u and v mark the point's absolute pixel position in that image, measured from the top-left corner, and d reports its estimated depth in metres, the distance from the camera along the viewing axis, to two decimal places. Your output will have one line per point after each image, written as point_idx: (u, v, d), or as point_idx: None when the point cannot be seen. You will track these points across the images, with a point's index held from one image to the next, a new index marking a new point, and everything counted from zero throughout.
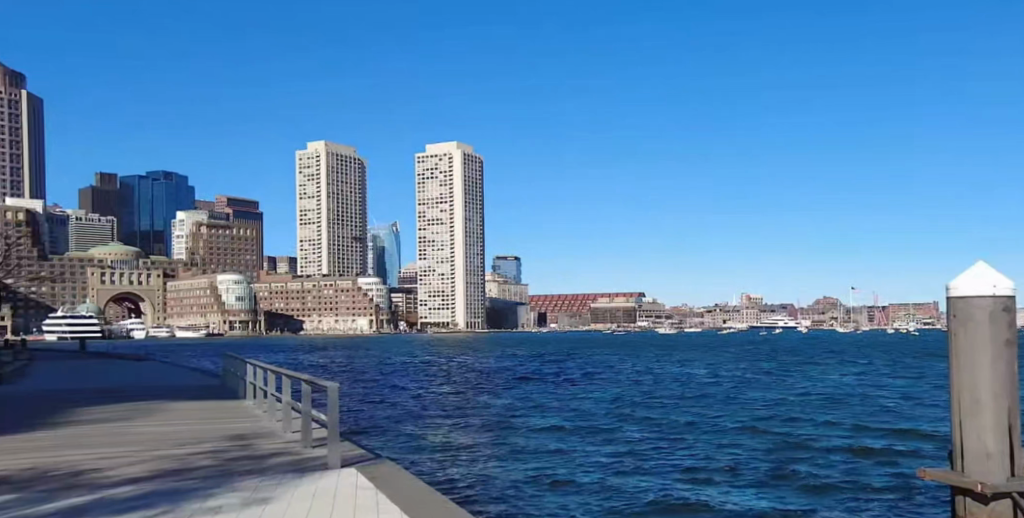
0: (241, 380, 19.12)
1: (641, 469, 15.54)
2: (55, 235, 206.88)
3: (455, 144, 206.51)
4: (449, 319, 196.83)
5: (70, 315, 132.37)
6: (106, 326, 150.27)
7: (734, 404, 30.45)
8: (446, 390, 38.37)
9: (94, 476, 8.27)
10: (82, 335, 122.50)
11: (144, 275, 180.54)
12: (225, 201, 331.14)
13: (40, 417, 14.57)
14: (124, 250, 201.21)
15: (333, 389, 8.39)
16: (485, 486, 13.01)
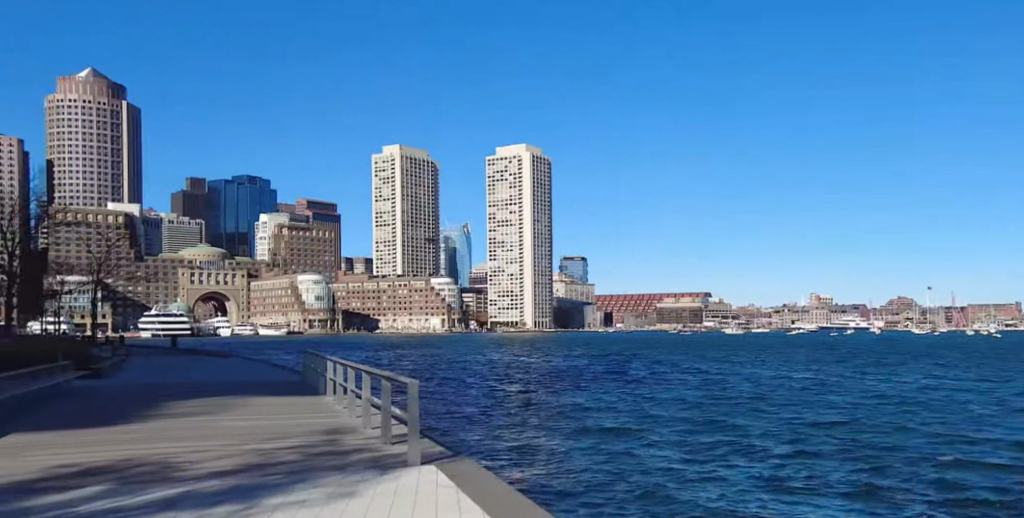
0: (320, 377, 19.72)
1: (722, 475, 15.19)
2: (151, 237, 216.11)
3: (524, 146, 207.63)
4: (518, 319, 198.34)
5: (163, 314, 137.79)
6: (195, 325, 156.43)
7: (815, 408, 29.78)
8: (516, 390, 38.67)
9: (185, 464, 8.44)
10: (171, 332, 127.19)
11: (229, 275, 186.65)
12: (304, 204, 339.69)
13: (133, 411, 15.36)
14: (212, 251, 205.89)
15: (413, 386, 8.39)
16: (561, 489, 12.93)
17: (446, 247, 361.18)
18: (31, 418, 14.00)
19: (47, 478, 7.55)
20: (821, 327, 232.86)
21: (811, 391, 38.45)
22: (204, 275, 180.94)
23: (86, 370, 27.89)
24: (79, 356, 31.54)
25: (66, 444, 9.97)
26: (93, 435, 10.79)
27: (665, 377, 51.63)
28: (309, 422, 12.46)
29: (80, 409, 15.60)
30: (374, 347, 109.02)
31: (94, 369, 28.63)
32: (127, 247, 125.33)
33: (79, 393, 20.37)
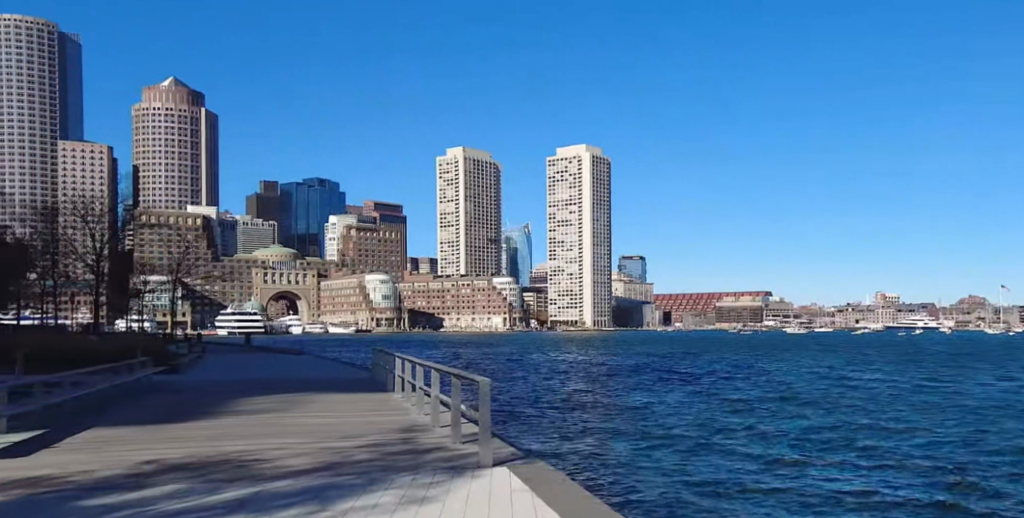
0: (389, 374, 19.99)
1: (810, 486, 14.32)
2: (226, 239, 222.40)
3: (584, 146, 207.38)
4: (578, 318, 198.35)
5: (238, 312, 141.55)
6: (269, 323, 160.84)
7: (898, 414, 28.65)
8: (580, 390, 38.66)
9: (256, 464, 7.92)
10: (246, 330, 130.63)
11: (300, 275, 190.15)
12: (371, 206, 345.43)
13: (208, 407, 15.83)
14: (284, 253, 208.31)
15: (484, 383, 7.91)
16: (635, 498, 12.52)
17: (506, 245, 363.13)
18: (113, 412, 14.44)
19: (128, 474, 7.46)
20: (885, 327, 228.00)
21: (891, 395, 37.26)
22: (277, 275, 184.76)
23: (166, 366, 28.97)
24: (158, 351, 32.82)
25: (145, 441, 10.06)
26: (169, 433, 10.92)
27: (735, 379, 50.92)
28: (378, 420, 12.49)
29: (159, 405, 16.09)
30: (439, 347, 108.68)
31: (172, 365, 29.67)
32: (206, 246, 129.44)
33: (159, 389, 21.10)
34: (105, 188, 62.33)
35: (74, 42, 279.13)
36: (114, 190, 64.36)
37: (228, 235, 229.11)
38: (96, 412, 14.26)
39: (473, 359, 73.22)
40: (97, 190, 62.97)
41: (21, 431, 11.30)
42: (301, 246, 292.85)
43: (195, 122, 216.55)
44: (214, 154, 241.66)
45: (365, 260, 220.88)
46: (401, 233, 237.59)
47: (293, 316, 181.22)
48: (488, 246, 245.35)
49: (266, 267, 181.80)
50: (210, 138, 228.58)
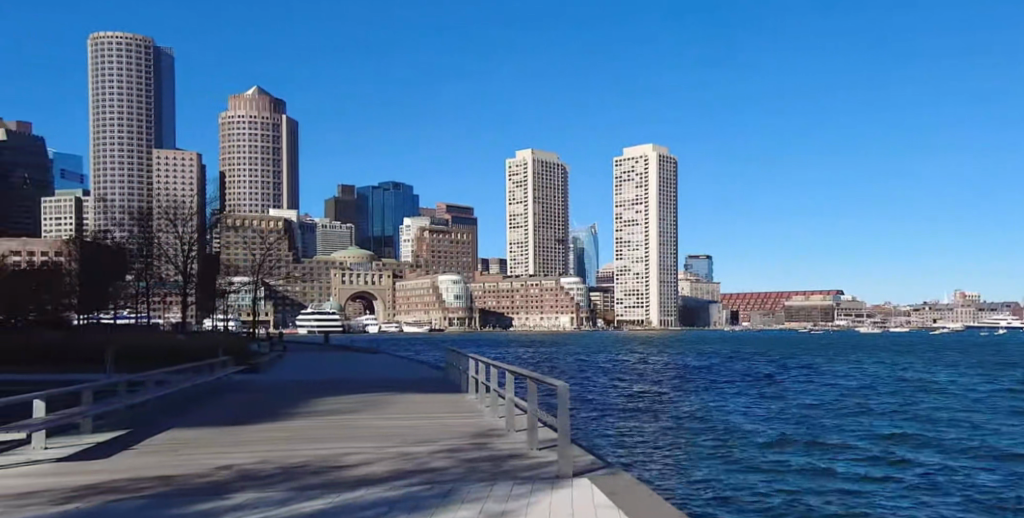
0: (462, 375, 20.09)
1: (894, 501, 13.84)
2: (306, 241, 227.24)
3: (650, 145, 205.57)
4: (644, 318, 196.92)
5: (318, 312, 144.43)
6: (345, 322, 163.92)
7: (988, 421, 27.57)
8: (653, 393, 38.28)
9: (340, 471, 7.92)
10: (325, 330, 133.25)
11: (377, 275, 193.09)
12: (443, 208, 348.92)
13: (285, 407, 16.12)
14: (362, 254, 208.39)
15: (562, 387, 7.78)
16: (713, 509, 12.25)
17: (572, 245, 362.83)
18: (197, 413, 14.73)
19: (202, 479, 7.52)
20: (964, 327, 219.98)
21: (980, 400, 35.95)
22: (355, 276, 188.44)
23: (246, 365, 29.75)
24: (239, 350, 33.72)
25: (229, 445, 10.19)
26: (247, 438, 11.00)
27: (814, 380, 49.97)
28: (452, 422, 12.44)
29: (240, 405, 16.32)
30: (512, 348, 107.20)
31: (254, 365, 30.44)
32: (286, 246, 132.76)
33: (240, 389, 21.49)
34: (193, 192, 65.26)
35: (165, 53, 289.31)
36: (203, 196, 67.37)
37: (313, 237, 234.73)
38: (181, 412, 14.55)
39: (545, 359, 73.38)
40: (187, 194, 66.06)
41: (113, 430, 11.62)
42: (379, 247, 297.46)
43: (276, 127, 223.62)
44: (295, 159, 248.76)
45: (439, 260, 223.31)
46: (473, 233, 240.36)
47: (368, 316, 184.19)
48: (556, 246, 245.79)
49: (343, 267, 185.27)
50: (291, 144, 234.44)
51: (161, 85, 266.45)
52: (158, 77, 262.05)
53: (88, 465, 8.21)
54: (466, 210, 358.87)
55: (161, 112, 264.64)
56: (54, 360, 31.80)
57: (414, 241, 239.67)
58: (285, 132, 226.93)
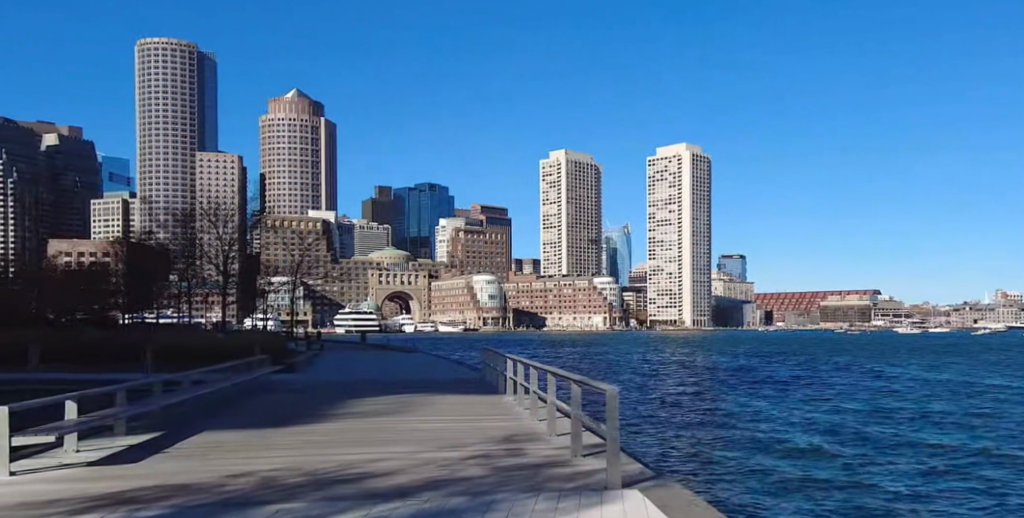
0: (499, 374, 19.81)
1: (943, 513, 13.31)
2: (344, 243, 228.77)
3: (684, 145, 204.45)
4: (676, 318, 195.43)
5: (356, 311, 145.28)
6: (383, 322, 164.89)
7: None
8: (691, 395, 37.82)
9: (371, 481, 7.62)
10: (363, 330, 134.06)
11: (413, 276, 193.53)
12: (478, 209, 349.60)
13: (323, 407, 15.96)
14: (398, 254, 209.30)
15: (612, 391, 7.36)
16: None
17: (604, 245, 361.74)
18: (234, 412, 14.59)
19: (229, 486, 7.27)
20: (1006, 327, 215.57)
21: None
22: (391, 276, 189.39)
23: (284, 364, 29.82)
24: (277, 348, 33.88)
25: (261, 448, 9.97)
26: (280, 439, 10.79)
27: (855, 382, 49.23)
28: (490, 426, 12.18)
29: (277, 406, 16.20)
30: (548, 350, 107.13)
31: (292, 364, 30.52)
32: (324, 247, 134.01)
33: (277, 388, 21.48)
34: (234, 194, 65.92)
35: (208, 58, 293.54)
36: (245, 196, 68.26)
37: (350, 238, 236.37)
38: (218, 413, 14.45)
39: (578, 360, 73.32)
40: (229, 195, 67.01)
41: (147, 431, 11.51)
42: (414, 247, 298.57)
43: (316, 130, 225.77)
44: (332, 160, 250.84)
45: (473, 260, 223.75)
46: (506, 233, 240.58)
47: (404, 316, 184.91)
48: (589, 246, 245.23)
49: (380, 267, 186.37)
50: (330, 147, 236.43)
51: (203, 89, 270.47)
52: (201, 82, 265.87)
53: (116, 470, 8.03)
54: (500, 210, 358.92)
55: (201, 116, 268.32)
56: (97, 356, 32.20)
57: (448, 241, 240.44)
58: (323, 135, 228.87)
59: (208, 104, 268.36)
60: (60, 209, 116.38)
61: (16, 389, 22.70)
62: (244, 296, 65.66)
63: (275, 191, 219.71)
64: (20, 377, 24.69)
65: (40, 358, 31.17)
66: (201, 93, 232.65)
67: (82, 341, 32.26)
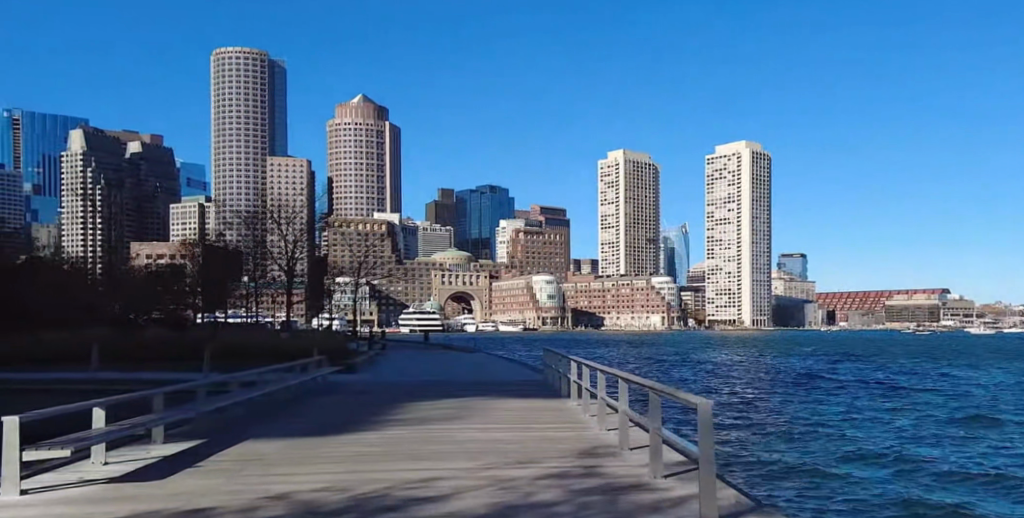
0: (563, 378, 18.71)
1: None
2: (408, 244, 230.43)
3: (743, 142, 200.96)
4: (736, 317, 191.71)
5: (419, 311, 145.96)
6: (446, 322, 165.64)
7: None
8: (761, 400, 36.31)
9: (428, 506, 6.60)
10: (426, 329, 134.78)
11: (474, 276, 192.96)
12: (538, 210, 349.16)
13: (377, 412, 15.06)
14: (461, 256, 206.90)
15: (703, 408, 6.11)
16: None
17: (663, 245, 357.82)
18: (287, 419, 13.70)
19: (264, 513, 6.32)
20: None
21: None
22: (453, 276, 189.34)
23: (343, 365, 29.15)
24: (336, 347, 33.47)
25: (306, 462, 9.03)
26: (329, 452, 9.85)
27: (939, 385, 47.11)
28: (558, 438, 11.11)
29: (332, 411, 15.31)
30: (616, 349, 105.88)
31: (350, 363, 29.86)
32: (390, 246, 135.40)
33: (335, 389, 20.66)
34: (305, 199, 66.82)
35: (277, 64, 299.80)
36: (315, 195, 68.94)
37: (412, 239, 237.62)
38: (269, 420, 13.55)
39: (644, 361, 72.44)
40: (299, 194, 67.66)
41: (187, 441, 10.67)
42: (474, 247, 298.65)
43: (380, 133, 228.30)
44: (395, 162, 252.94)
45: (533, 261, 223.09)
46: (564, 233, 239.51)
47: (467, 316, 185.20)
48: (647, 246, 242.82)
49: (443, 267, 186.77)
50: (393, 149, 238.66)
51: (274, 94, 276.50)
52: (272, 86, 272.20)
53: (138, 492, 7.13)
54: (559, 210, 357.83)
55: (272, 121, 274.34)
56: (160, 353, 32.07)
57: (508, 242, 240.17)
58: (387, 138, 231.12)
59: (276, 110, 273.41)
60: (142, 215, 119.63)
61: (72, 392, 22.28)
62: (311, 294, 66.27)
63: (340, 194, 222.33)
64: (77, 376, 24.43)
65: (101, 356, 31.05)
66: (271, 100, 237.13)
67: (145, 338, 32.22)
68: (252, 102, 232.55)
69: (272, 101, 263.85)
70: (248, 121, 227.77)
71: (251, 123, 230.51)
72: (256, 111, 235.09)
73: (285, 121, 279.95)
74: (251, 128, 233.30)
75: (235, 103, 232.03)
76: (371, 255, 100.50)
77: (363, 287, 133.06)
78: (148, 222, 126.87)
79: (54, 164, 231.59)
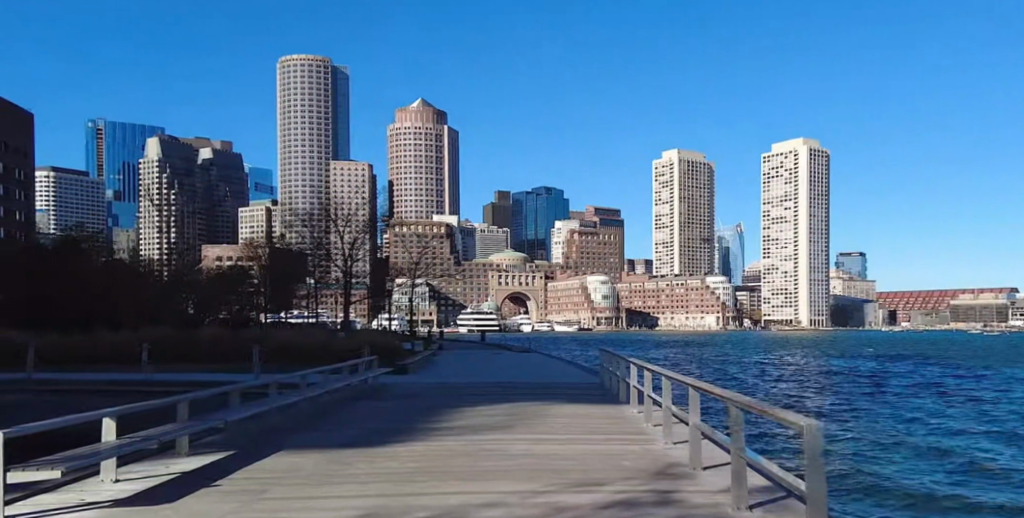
0: (622, 383, 17.50)
1: None
2: (466, 245, 230.84)
3: (800, 139, 196.70)
4: (793, 317, 187.31)
5: (476, 311, 145.92)
6: (502, 322, 165.28)
7: None
8: (834, 407, 34.62)
9: None
10: (482, 330, 134.56)
11: (530, 277, 191.93)
12: (593, 211, 347.04)
13: (425, 418, 14.01)
14: (517, 256, 206.20)
15: (814, 432, 4.82)
16: None
17: (719, 245, 352.46)
18: (328, 427, 12.80)
19: None
20: None
21: None
22: (510, 277, 188.75)
23: (396, 365, 28.09)
24: (390, 345, 32.50)
25: (336, 482, 8.04)
26: (364, 469, 8.84)
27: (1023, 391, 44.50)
28: (623, 453, 10.07)
29: (379, 416, 14.40)
30: (672, 349, 104.44)
31: (402, 363, 28.85)
32: (449, 246, 135.65)
33: (386, 393, 19.70)
34: (366, 198, 66.88)
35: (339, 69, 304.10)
36: (376, 195, 68.85)
37: (469, 239, 237.95)
38: (311, 427, 12.73)
39: (700, 361, 71.09)
40: (359, 194, 67.56)
41: (217, 452, 9.86)
42: (528, 247, 297.95)
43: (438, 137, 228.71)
44: (451, 164, 253.95)
45: (588, 261, 221.67)
46: (618, 233, 237.40)
47: (523, 316, 184.74)
48: (703, 245, 239.54)
49: (499, 267, 186.38)
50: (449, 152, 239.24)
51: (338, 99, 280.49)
52: (337, 91, 276.24)
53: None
54: (615, 211, 354.82)
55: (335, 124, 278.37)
56: (216, 354, 31.48)
57: (563, 243, 239.33)
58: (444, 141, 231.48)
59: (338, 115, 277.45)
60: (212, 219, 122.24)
61: (114, 390, 21.69)
62: (370, 292, 65.89)
63: (400, 196, 223.52)
64: (124, 372, 23.84)
65: (157, 355, 30.75)
66: (333, 105, 240.25)
67: (200, 338, 31.69)
68: (313, 107, 235.95)
69: (335, 106, 267.70)
70: (310, 126, 231.57)
71: (313, 127, 234.09)
72: (319, 116, 238.89)
73: (346, 126, 283.64)
74: (312, 132, 236.59)
75: (299, 108, 236.23)
76: (427, 255, 100.33)
77: (421, 289, 133.52)
78: (218, 227, 129.91)
79: (131, 170, 239.52)
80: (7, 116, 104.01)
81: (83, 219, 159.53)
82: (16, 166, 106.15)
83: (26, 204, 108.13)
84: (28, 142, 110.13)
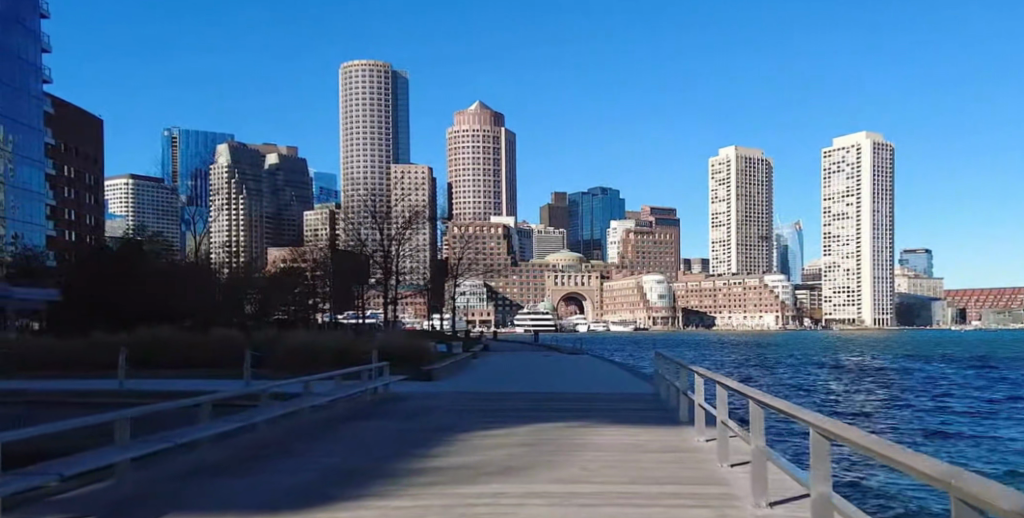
0: (679, 402, 13.47)
1: None
2: (523, 243, 227.38)
3: (863, 133, 188.53)
4: (856, 316, 179.38)
5: (531, 312, 142.59)
6: (558, 323, 161.73)
7: None
8: (901, 412, 30.77)
9: None
10: (536, 331, 131.39)
11: (586, 277, 187.34)
12: (649, 211, 340.82)
13: (415, 451, 10.36)
14: (573, 255, 201.67)
15: None
16: None
17: (777, 242, 342.90)
18: (279, 470, 9.09)
19: None
20: None
21: None
22: (566, 276, 184.53)
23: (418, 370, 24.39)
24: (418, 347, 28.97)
25: None
26: None
27: None
28: None
29: (360, 448, 10.70)
30: (722, 347, 100.42)
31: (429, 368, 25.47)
32: (504, 247, 132.35)
33: (397, 406, 16.12)
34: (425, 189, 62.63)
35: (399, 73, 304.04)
36: (430, 194, 65.22)
37: (523, 239, 234.86)
38: (252, 464, 9.12)
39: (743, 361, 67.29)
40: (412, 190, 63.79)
41: None
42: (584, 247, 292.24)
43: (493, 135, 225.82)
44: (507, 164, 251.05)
45: (645, 260, 216.62)
46: (674, 232, 231.59)
47: (579, 316, 180.78)
48: (761, 244, 232.92)
49: (554, 268, 181.75)
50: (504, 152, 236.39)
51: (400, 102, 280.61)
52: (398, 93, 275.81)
53: None
54: (671, 210, 348.56)
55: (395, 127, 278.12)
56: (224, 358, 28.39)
57: (619, 242, 234.26)
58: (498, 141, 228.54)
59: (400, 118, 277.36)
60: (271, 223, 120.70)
61: (71, 403, 18.35)
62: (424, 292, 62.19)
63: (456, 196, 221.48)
64: (96, 381, 20.62)
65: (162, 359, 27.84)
66: (390, 107, 239.38)
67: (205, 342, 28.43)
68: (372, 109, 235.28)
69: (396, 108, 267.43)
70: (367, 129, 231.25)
71: (371, 130, 233.66)
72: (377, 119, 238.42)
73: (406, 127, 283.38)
74: (372, 134, 235.97)
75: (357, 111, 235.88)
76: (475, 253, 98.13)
77: (475, 288, 130.87)
78: (283, 229, 128.42)
79: None
80: (75, 123, 103.35)
81: (153, 221, 160.14)
82: (86, 172, 105.64)
83: (95, 208, 107.45)
84: (95, 148, 109.78)
